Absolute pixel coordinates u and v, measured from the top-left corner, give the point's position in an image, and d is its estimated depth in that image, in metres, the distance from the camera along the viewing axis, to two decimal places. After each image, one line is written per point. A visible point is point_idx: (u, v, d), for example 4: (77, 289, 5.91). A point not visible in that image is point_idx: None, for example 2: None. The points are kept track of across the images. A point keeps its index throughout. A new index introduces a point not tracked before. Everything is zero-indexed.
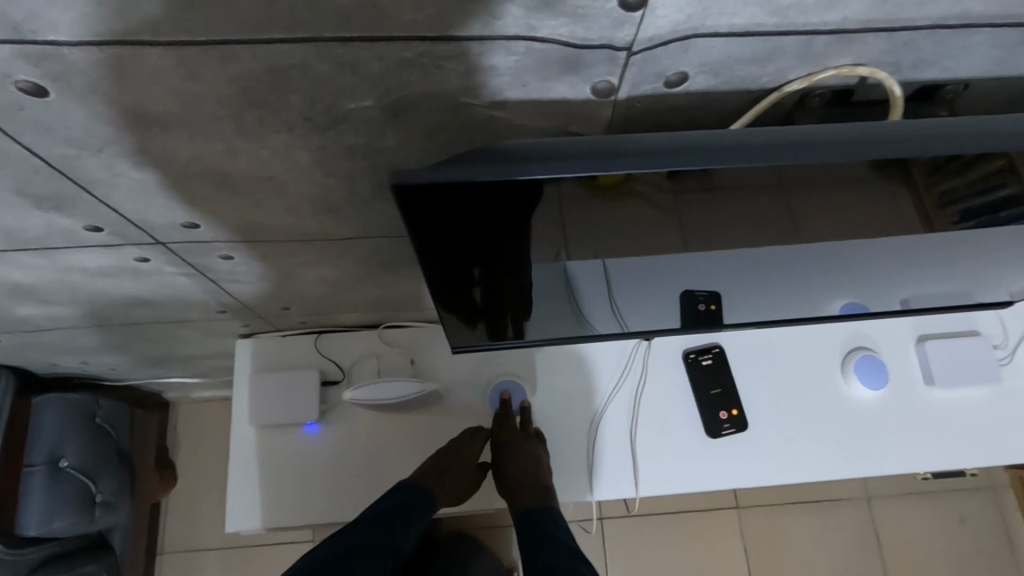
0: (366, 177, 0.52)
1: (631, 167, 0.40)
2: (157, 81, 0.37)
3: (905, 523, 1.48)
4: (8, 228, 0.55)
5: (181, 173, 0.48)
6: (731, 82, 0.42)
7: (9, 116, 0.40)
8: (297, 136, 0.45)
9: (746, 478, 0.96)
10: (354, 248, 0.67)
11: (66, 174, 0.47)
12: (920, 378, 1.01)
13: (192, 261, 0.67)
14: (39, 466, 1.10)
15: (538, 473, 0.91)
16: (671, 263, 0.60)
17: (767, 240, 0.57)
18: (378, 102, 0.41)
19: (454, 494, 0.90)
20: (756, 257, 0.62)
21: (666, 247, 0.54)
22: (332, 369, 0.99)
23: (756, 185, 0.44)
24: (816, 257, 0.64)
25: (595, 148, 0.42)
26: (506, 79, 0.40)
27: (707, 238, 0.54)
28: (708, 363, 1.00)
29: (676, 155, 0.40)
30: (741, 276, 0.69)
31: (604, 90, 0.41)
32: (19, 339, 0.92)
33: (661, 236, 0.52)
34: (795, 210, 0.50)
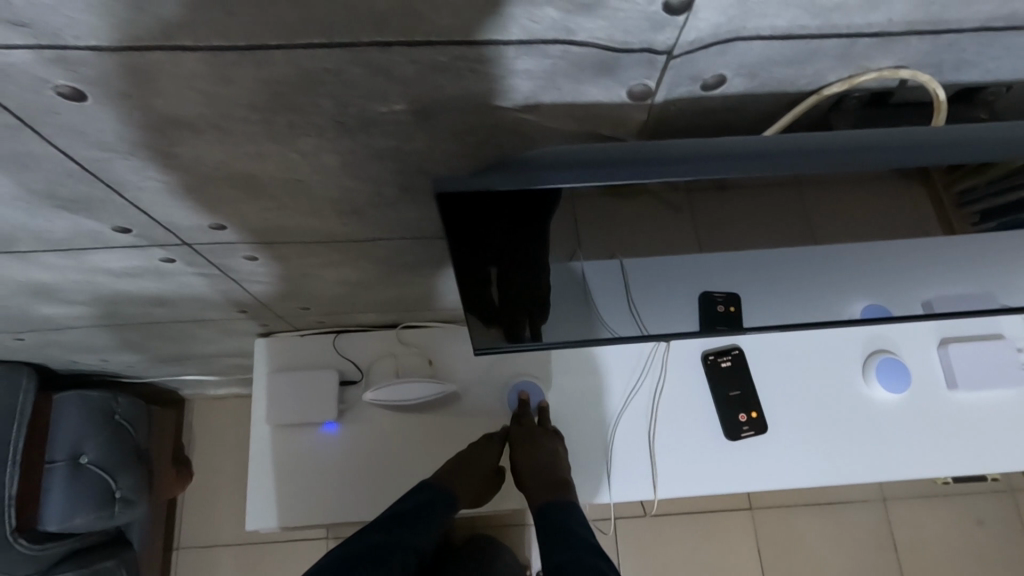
0: (394, 181, 0.51)
1: (647, 176, 0.40)
2: (192, 86, 0.37)
3: (922, 525, 1.46)
4: (37, 229, 0.55)
5: (209, 176, 0.48)
6: (769, 84, 0.41)
7: (44, 120, 0.40)
8: (327, 140, 0.44)
9: (766, 481, 0.95)
10: (376, 250, 0.67)
11: (97, 177, 0.47)
12: (942, 381, 1.00)
13: (216, 262, 0.67)
14: (60, 463, 1.11)
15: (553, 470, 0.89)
16: (686, 258, 0.61)
17: (785, 239, 0.57)
18: (410, 107, 0.41)
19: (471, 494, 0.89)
20: (766, 253, 0.63)
21: (683, 245, 0.55)
22: (350, 369, 0.99)
23: (767, 187, 0.45)
24: (828, 253, 0.65)
25: (616, 154, 0.42)
26: (542, 83, 0.39)
27: (721, 235, 0.55)
28: (726, 365, 0.99)
29: (694, 163, 0.40)
30: (761, 273, 0.69)
31: (639, 93, 0.41)
32: (41, 337, 0.92)
33: (675, 236, 0.53)
34: (809, 210, 0.51)
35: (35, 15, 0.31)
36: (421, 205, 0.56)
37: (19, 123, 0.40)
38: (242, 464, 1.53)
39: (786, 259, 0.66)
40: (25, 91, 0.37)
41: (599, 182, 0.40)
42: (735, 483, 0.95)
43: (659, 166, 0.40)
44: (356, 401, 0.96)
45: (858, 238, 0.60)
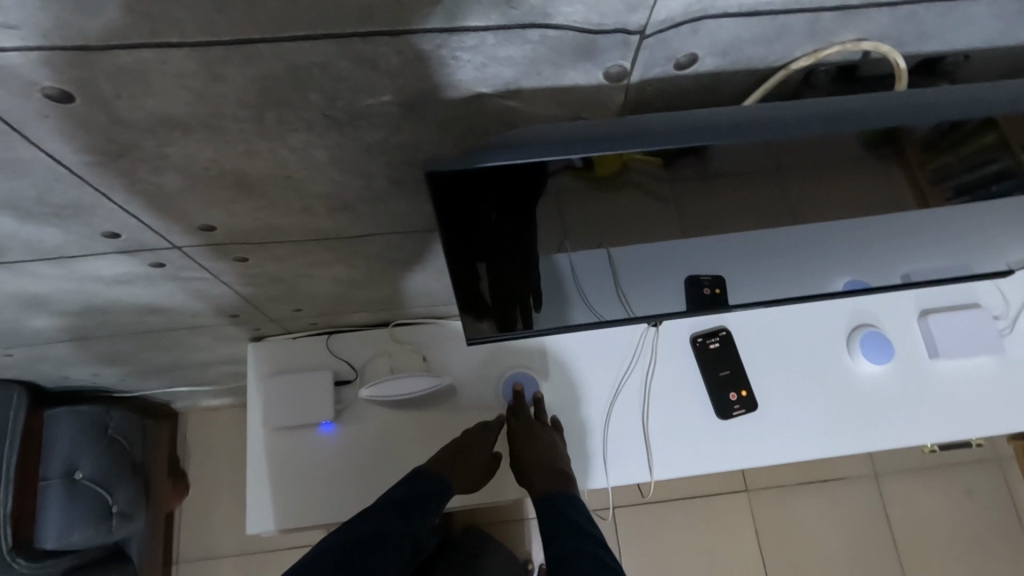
0: (382, 173, 0.52)
1: (632, 147, 0.42)
2: (180, 83, 0.38)
3: (912, 498, 1.50)
4: (27, 238, 0.56)
5: (199, 176, 0.49)
6: (740, 62, 0.43)
7: (34, 125, 0.40)
8: (316, 134, 0.45)
9: (760, 458, 0.97)
10: (367, 246, 0.68)
11: (87, 181, 0.47)
12: (924, 352, 1.02)
13: (207, 265, 0.68)
14: (55, 480, 1.10)
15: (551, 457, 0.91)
16: (672, 246, 0.62)
17: (765, 221, 0.59)
18: (396, 97, 0.42)
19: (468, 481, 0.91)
20: (748, 237, 0.64)
21: (667, 232, 0.56)
22: (345, 369, 0.99)
23: (744, 164, 0.47)
24: (813, 233, 0.66)
25: (598, 132, 0.43)
26: (521, 68, 0.41)
27: (705, 221, 0.57)
28: (715, 346, 1.01)
29: (674, 134, 0.42)
30: (744, 254, 0.71)
31: (616, 74, 0.42)
32: (31, 352, 0.92)
33: (659, 221, 0.54)
34: (787, 189, 0.52)
35: (25, 18, 0.32)
36: (410, 197, 0.57)
37: (8, 128, 0.40)
38: (239, 474, 1.53)
39: (768, 241, 0.67)
40: (14, 95, 0.37)
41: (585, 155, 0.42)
42: (729, 461, 0.97)
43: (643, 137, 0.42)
44: (352, 400, 0.97)
45: (835, 218, 0.62)
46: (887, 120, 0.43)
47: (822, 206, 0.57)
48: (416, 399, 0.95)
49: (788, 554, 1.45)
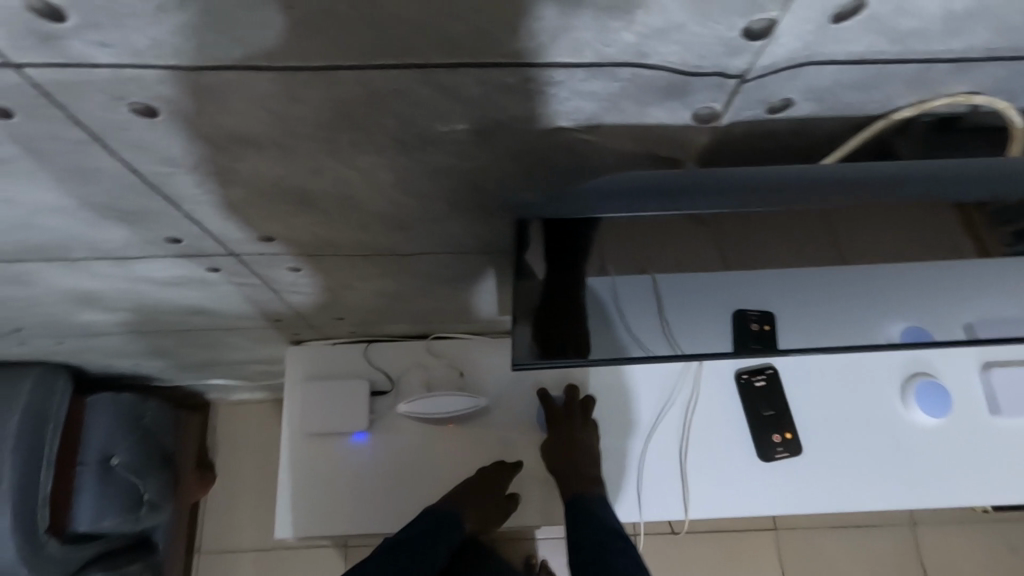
0: (445, 198, 0.51)
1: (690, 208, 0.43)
2: (262, 104, 0.38)
3: (951, 553, 1.42)
4: (93, 238, 0.56)
5: (265, 191, 0.49)
6: (836, 108, 0.41)
7: (115, 136, 0.40)
8: (386, 157, 0.44)
9: (798, 504, 0.93)
10: (417, 263, 0.67)
11: (156, 190, 0.48)
12: (982, 405, 0.97)
13: (260, 273, 0.68)
14: (90, 465, 1.11)
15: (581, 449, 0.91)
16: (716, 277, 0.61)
17: (811, 260, 0.57)
18: (472, 126, 0.41)
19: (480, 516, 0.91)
20: (792, 273, 0.63)
21: (705, 263, 0.55)
22: (381, 379, 0.99)
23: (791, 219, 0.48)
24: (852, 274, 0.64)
25: (661, 185, 0.44)
26: (606, 104, 0.39)
27: (749, 259, 0.55)
28: (761, 385, 0.97)
29: (733, 197, 0.43)
30: (797, 290, 0.68)
31: (704, 116, 0.40)
32: (79, 341, 0.94)
33: (700, 258, 0.53)
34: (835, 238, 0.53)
35: (122, 36, 0.32)
36: (468, 220, 0.56)
37: (90, 137, 0.40)
38: (264, 470, 1.54)
39: (816, 278, 0.65)
40: (100, 107, 0.37)
41: (642, 210, 0.44)
42: (766, 504, 0.93)
43: (710, 198, 0.43)
44: (385, 412, 0.96)
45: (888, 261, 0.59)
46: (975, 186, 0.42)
47: (873, 247, 0.55)
48: (450, 417, 0.94)
49: None
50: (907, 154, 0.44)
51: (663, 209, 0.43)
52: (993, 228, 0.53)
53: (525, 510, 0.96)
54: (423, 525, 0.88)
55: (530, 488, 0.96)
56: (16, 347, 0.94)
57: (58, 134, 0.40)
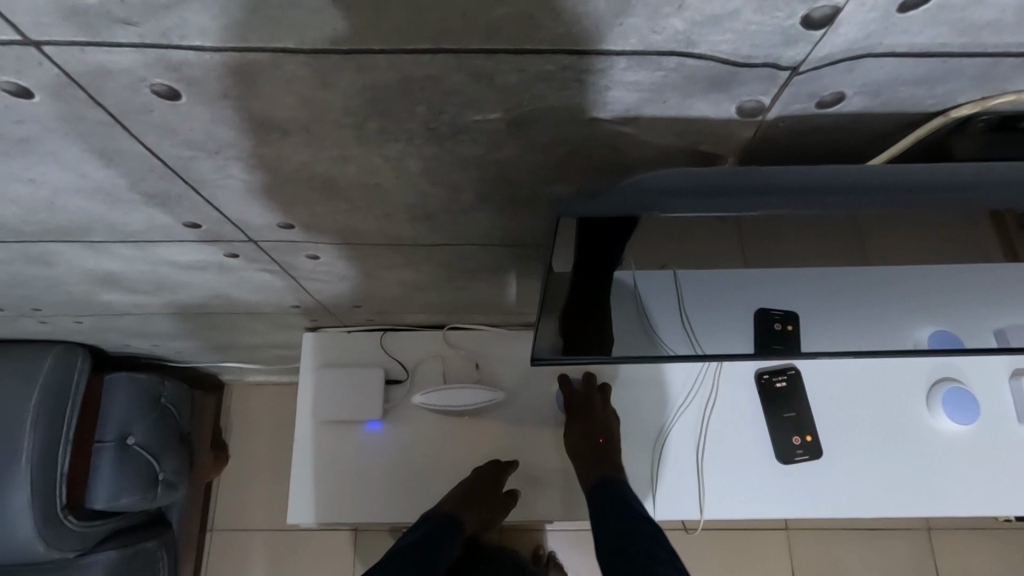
0: (471, 188, 0.50)
1: (732, 205, 0.41)
2: (289, 88, 0.36)
3: (963, 558, 1.44)
4: (113, 221, 0.56)
5: (289, 177, 0.47)
6: (889, 104, 0.39)
7: (137, 118, 0.39)
8: (414, 146, 0.43)
9: (815, 508, 0.92)
10: (439, 254, 0.66)
11: (177, 174, 0.47)
12: (1010, 414, 0.94)
13: (279, 259, 0.67)
14: (109, 443, 1.13)
15: (598, 431, 0.91)
16: (741, 276, 0.60)
17: (835, 261, 0.56)
18: (505, 115, 0.39)
19: (485, 520, 0.88)
20: (821, 273, 0.61)
21: (728, 262, 0.54)
22: (396, 368, 0.98)
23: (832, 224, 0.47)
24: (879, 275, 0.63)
25: (706, 181, 0.42)
26: (646, 95, 0.37)
27: (774, 260, 0.54)
28: (781, 385, 0.96)
29: (784, 196, 0.41)
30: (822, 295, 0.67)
31: (749, 109, 0.38)
32: (99, 321, 0.94)
33: (726, 258, 0.52)
34: (862, 244, 0.51)
35: (147, 14, 0.31)
36: (495, 212, 0.55)
37: (112, 119, 0.39)
38: (278, 452, 1.55)
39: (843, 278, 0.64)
40: (123, 88, 0.36)
41: (694, 206, 0.41)
42: (784, 507, 0.92)
43: (762, 196, 0.41)
44: (401, 401, 0.96)
45: (926, 262, 0.58)
46: None
47: (902, 252, 0.53)
48: (466, 410, 0.93)
49: None
50: (963, 155, 0.42)
51: (712, 206, 0.41)
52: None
53: (542, 504, 0.94)
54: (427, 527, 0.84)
55: (548, 482, 0.95)
56: (36, 326, 0.95)
57: (80, 115, 0.39)
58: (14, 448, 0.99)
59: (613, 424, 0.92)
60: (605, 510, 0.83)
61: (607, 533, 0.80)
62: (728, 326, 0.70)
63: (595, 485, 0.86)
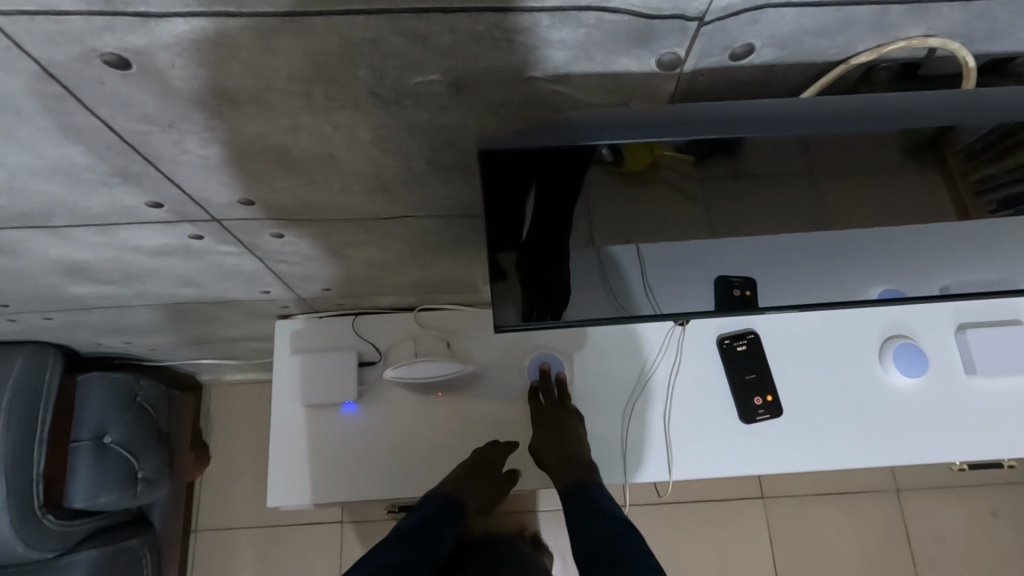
0: (422, 156, 0.52)
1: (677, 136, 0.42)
2: (235, 55, 0.38)
3: (936, 516, 1.50)
4: (74, 204, 0.57)
5: (244, 150, 0.49)
6: (797, 55, 0.42)
7: (89, 90, 0.41)
8: (361, 112, 0.45)
9: (779, 464, 0.96)
10: (401, 229, 0.68)
11: (134, 149, 0.48)
12: (959, 366, 1.00)
13: (245, 240, 0.69)
14: (85, 442, 1.13)
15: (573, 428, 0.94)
16: (699, 249, 0.63)
17: (792, 223, 0.60)
18: (445, 77, 0.42)
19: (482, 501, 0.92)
20: (780, 242, 0.65)
21: (686, 231, 0.58)
22: (369, 351, 1.00)
23: (775, 166, 0.50)
24: (836, 241, 0.66)
25: (635, 121, 0.43)
26: (571, 52, 0.40)
27: (726, 224, 0.58)
28: (742, 349, 1.00)
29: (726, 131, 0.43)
30: (778, 262, 0.71)
31: (669, 62, 0.41)
32: (69, 317, 0.94)
33: (685, 223, 0.56)
34: (817, 195, 0.55)
35: None
36: (449, 180, 0.57)
37: (66, 93, 0.41)
38: (260, 449, 1.56)
39: (805, 243, 0.66)
40: (74, 60, 0.38)
41: (647, 139, 0.42)
42: (750, 464, 0.96)
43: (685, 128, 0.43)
44: (375, 382, 0.98)
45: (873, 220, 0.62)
46: (932, 119, 0.43)
47: (855, 203, 0.58)
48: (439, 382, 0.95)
49: (800, 561, 1.47)
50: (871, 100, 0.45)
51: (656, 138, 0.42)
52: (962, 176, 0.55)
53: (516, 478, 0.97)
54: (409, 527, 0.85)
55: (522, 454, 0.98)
56: (5, 325, 0.95)
57: (34, 89, 0.41)
58: None
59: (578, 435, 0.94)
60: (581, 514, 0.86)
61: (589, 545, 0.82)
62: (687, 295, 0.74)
63: (569, 488, 0.89)
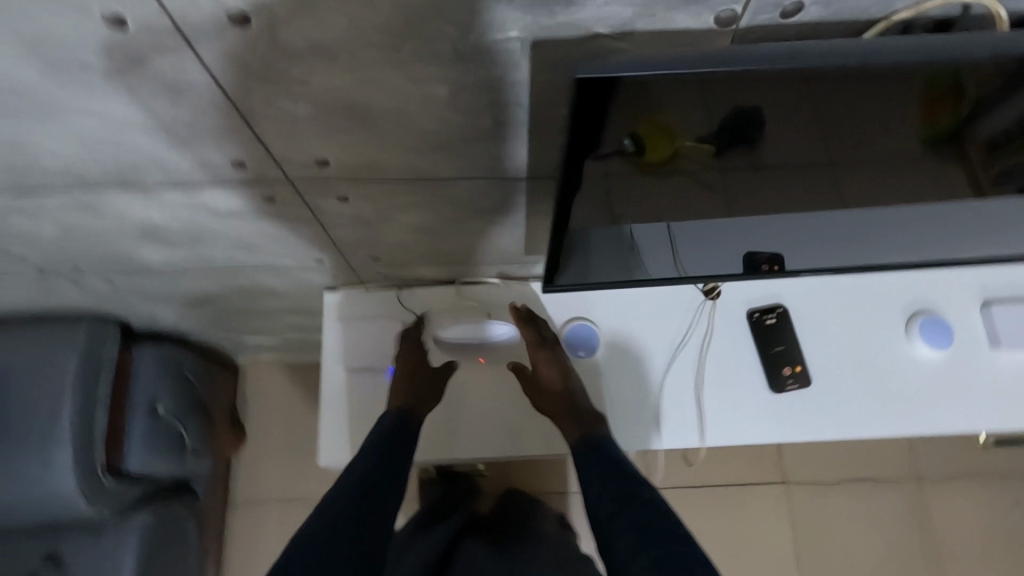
0: (488, 115, 0.57)
1: (705, 102, 0.49)
2: (340, 10, 0.43)
3: (956, 504, 1.52)
4: (167, 161, 0.63)
5: (329, 108, 0.54)
6: (841, 12, 0.46)
7: (208, 44, 0.46)
8: (441, 68, 0.50)
9: (807, 432, 1.00)
10: (455, 193, 0.72)
11: (234, 104, 0.54)
12: (985, 341, 1.03)
13: (312, 203, 0.74)
14: (139, 409, 1.20)
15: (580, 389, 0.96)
16: (716, 221, 0.74)
17: (799, 198, 0.68)
18: (521, 34, 0.46)
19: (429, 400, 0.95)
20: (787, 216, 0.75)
21: (704, 205, 0.67)
22: (414, 321, 1.05)
23: (798, 156, 0.59)
24: (837, 217, 0.76)
25: (673, 64, 0.46)
26: (638, 9, 0.44)
27: (740, 202, 0.67)
28: (771, 322, 1.03)
29: (736, 118, 0.51)
30: (792, 228, 0.80)
31: (726, 19, 0.46)
32: (133, 285, 1.00)
33: (702, 199, 0.65)
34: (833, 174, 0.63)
35: None
36: (508, 141, 0.61)
37: (187, 47, 0.46)
38: (295, 427, 1.62)
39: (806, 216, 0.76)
40: (202, 13, 0.43)
41: (686, 71, 0.45)
42: (780, 431, 1.00)
43: (722, 64, 0.46)
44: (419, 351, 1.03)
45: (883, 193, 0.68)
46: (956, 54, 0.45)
47: (864, 181, 0.64)
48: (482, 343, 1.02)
49: (821, 545, 1.50)
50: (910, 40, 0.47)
51: (684, 70, 0.45)
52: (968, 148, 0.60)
53: (536, 441, 0.99)
54: (387, 496, 0.82)
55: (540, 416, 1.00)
56: (75, 293, 1.01)
57: (161, 43, 0.46)
58: (57, 411, 1.05)
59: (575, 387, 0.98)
60: (593, 468, 0.88)
61: (591, 500, 0.85)
62: (708, 254, 0.86)
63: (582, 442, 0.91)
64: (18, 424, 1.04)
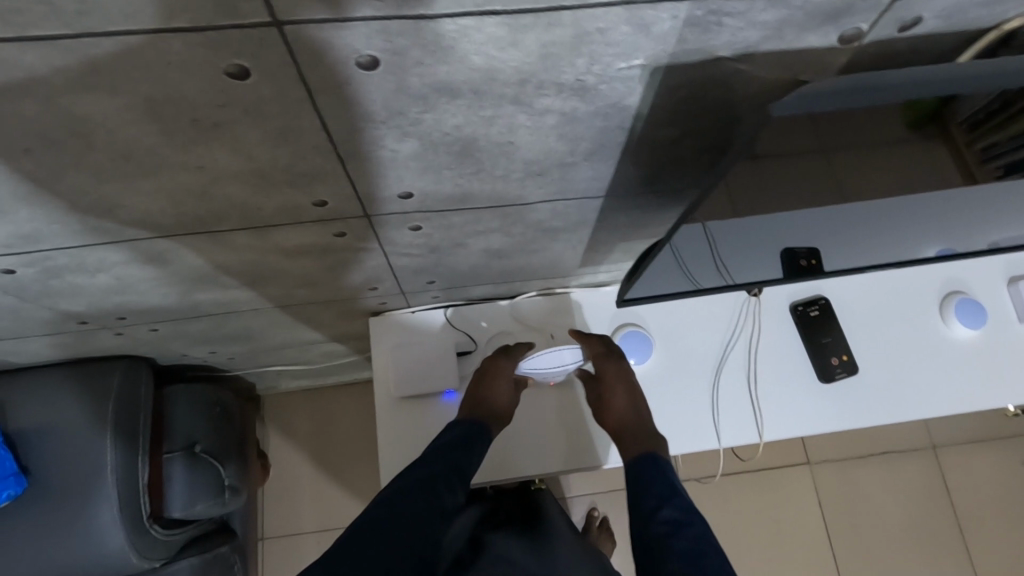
0: (588, 140, 0.56)
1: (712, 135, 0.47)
2: (479, 50, 0.42)
3: (972, 470, 1.58)
4: (248, 206, 0.60)
5: (434, 143, 0.53)
6: (955, 23, 0.48)
7: (331, 91, 0.45)
8: (560, 99, 0.49)
9: (860, 420, 1.02)
10: (532, 214, 0.71)
11: (336, 147, 0.52)
12: (1013, 316, 1.07)
13: (382, 234, 0.72)
14: (177, 452, 1.14)
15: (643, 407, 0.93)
16: (778, 224, 0.74)
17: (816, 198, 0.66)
18: (646, 61, 0.46)
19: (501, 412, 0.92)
20: (819, 213, 0.72)
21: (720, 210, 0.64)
22: (465, 341, 1.03)
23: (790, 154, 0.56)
24: (878, 212, 0.74)
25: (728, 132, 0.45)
26: (769, 33, 0.45)
27: (761, 207, 0.65)
28: (815, 314, 1.05)
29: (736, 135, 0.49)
30: (846, 229, 0.81)
31: (850, 36, 0.47)
32: (174, 327, 0.96)
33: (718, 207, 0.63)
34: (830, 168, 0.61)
35: None
36: (602, 162, 0.61)
37: (308, 95, 0.45)
38: (322, 453, 1.58)
39: (858, 219, 0.76)
40: (334, 63, 0.42)
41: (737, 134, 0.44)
42: (833, 419, 1.02)
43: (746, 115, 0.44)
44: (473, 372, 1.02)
45: (865, 171, 0.63)
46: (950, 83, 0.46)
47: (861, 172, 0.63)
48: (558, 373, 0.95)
49: (850, 520, 1.54)
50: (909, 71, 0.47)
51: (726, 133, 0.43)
52: (935, 111, 0.55)
53: (594, 450, 0.97)
54: (444, 501, 0.76)
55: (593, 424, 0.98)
56: (111, 339, 0.97)
57: (283, 93, 0.44)
58: (98, 463, 1.00)
59: (642, 409, 0.93)
60: (650, 484, 0.81)
61: (642, 519, 0.77)
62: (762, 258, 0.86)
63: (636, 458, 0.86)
64: (58, 482, 0.99)
